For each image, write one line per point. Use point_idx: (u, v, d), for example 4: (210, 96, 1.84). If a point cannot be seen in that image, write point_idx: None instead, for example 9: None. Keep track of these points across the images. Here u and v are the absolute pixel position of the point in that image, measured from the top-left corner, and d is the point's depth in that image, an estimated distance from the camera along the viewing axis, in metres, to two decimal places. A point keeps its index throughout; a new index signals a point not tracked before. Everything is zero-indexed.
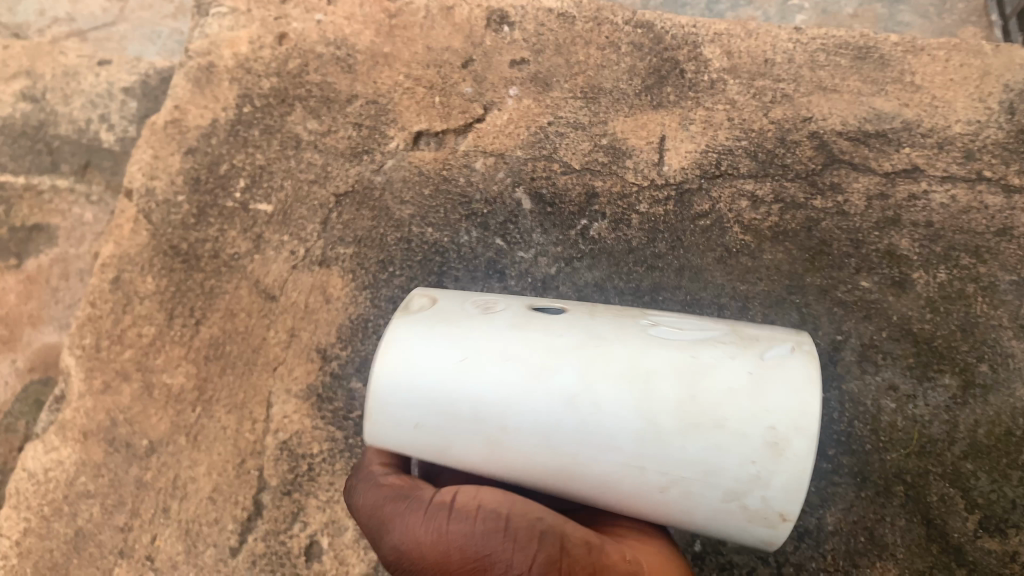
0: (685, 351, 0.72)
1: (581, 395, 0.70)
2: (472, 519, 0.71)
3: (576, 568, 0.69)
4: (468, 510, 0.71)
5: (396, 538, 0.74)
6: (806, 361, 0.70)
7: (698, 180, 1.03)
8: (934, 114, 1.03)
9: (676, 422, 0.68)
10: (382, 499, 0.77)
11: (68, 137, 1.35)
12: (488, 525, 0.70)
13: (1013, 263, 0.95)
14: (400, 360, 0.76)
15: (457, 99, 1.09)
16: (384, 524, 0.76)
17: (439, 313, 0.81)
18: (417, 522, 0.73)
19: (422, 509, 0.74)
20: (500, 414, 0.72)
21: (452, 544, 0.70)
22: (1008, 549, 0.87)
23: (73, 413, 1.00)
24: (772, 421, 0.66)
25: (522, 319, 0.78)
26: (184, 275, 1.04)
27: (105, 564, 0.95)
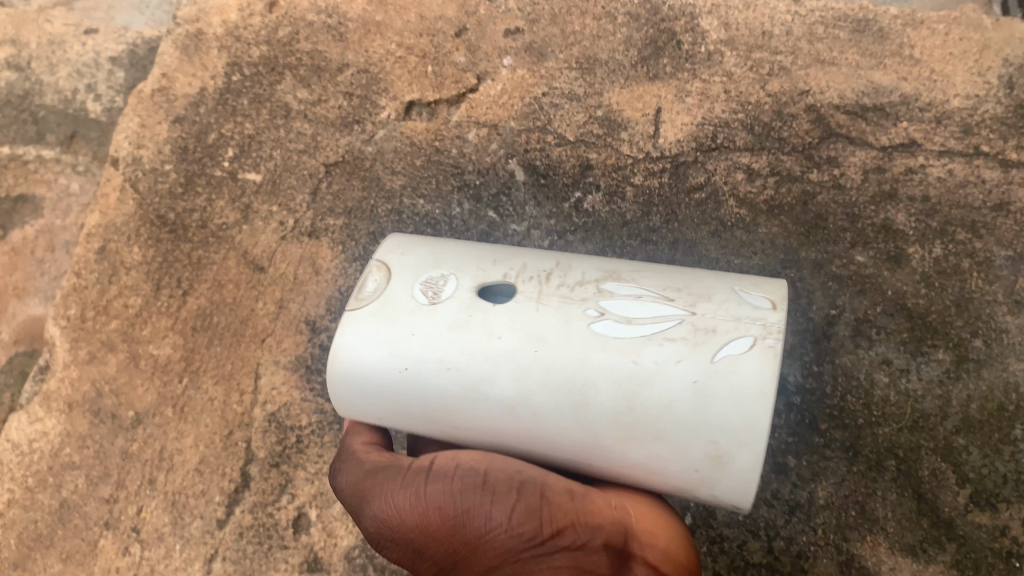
0: (633, 355, 0.71)
1: (524, 407, 0.73)
2: (449, 478, 0.72)
3: (558, 516, 0.69)
4: (446, 470, 0.73)
5: (377, 510, 0.74)
6: (761, 367, 0.67)
7: (694, 152, 1.01)
8: (933, 88, 1.01)
9: (619, 432, 0.71)
10: (361, 475, 0.78)
11: (54, 107, 1.31)
12: (465, 482, 0.71)
13: (1008, 238, 0.94)
14: (351, 363, 0.78)
15: (450, 68, 1.07)
16: (364, 499, 0.76)
17: (387, 307, 0.79)
18: (397, 490, 0.74)
19: (402, 475, 0.75)
20: (453, 416, 0.76)
21: (432, 505, 0.71)
22: (998, 523, 0.87)
23: (58, 384, 0.99)
24: (715, 438, 0.67)
25: (469, 312, 0.77)
26: (171, 246, 1.03)
27: (90, 535, 0.94)
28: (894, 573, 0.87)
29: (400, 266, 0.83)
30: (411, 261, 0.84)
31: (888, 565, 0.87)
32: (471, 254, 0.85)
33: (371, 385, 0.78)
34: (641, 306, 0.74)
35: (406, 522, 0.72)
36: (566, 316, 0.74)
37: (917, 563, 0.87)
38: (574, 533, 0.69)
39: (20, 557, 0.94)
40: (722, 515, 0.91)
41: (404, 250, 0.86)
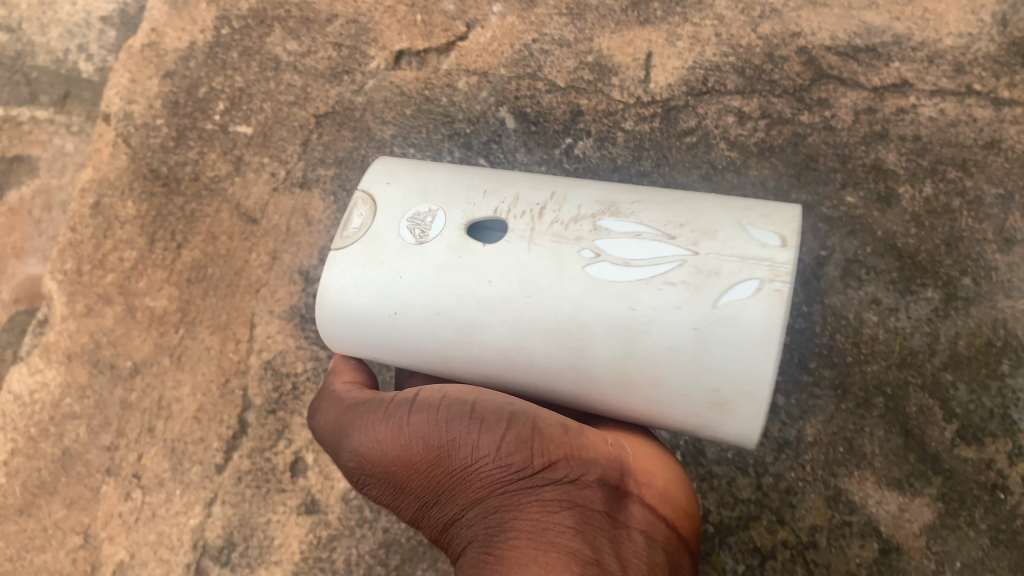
0: (629, 300, 0.68)
1: (518, 352, 0.72)
2: (436, 410, 0.69)
3: (550, 448, 0.65)
4: (431, 402, 0.70)
5: (361, 444, 0.71)
6: (767, 314, 0.64)
7: (684, 97, 1.01)
8: (925, 27, 1.00)
9: (616, 378, 0.70)
10: (342, 412, 0.76)
11: (47, 67, 1.27)
12: (453, 413, 0.68)
13: (999, 176, 0.94)
14: (340, 305, 0.78)
15: (440, 17, 1.07)
16: (348, 433, 0.74)
17: (373, 246, 0.77)
18: (382, 422, 0.71)
19: (385, 409, 0.72)
20: (449, 357, 0.77)
21: (418, 436, 0.68)
22: (984, 457, 0.87)
23: (57, 336, 1.01)
24: (714, 385, 0.66)
25: (457, 253, 0.74)
26: (165, 199, 1.04)
27: (93, 482, 0.96)
28: (880, 506, 0.88)
29: (386, 199, 0.81)
30: (398, 193, 0.81)
31: (875, 499, 0.88)
32: (461, 181, 0.81)
33: (365, 330, 0.78)
34: (640, 244, 0.71)
35: (390, 454, 0.70)
36: (559, 259, 0.72)
37: (903, 496, 0.88)
38: (566, 467, 0.65)
39: (25, 503, 0.97)
40: (712, 453, 0.93)
41: (391, 177, 0.83)
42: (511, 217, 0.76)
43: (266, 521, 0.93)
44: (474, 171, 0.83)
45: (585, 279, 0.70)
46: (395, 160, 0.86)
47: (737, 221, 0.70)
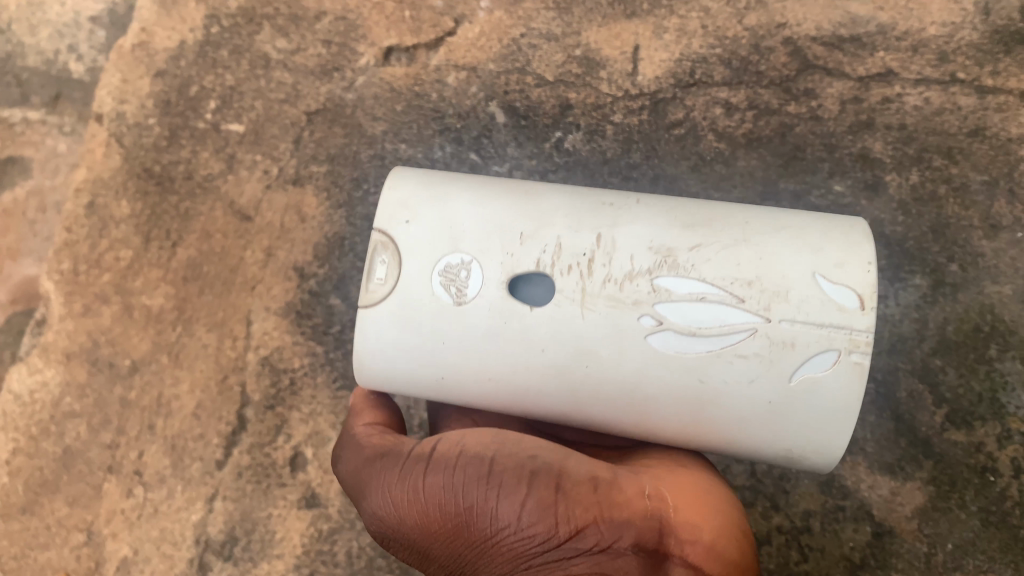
0: (697, 374, 0.70)
1: (579, 413, 0.75)
2: (452, 470, 0.70)
3: (577, 512, 0.66)
4: (447, 462, 0.71)
5: (378, 500, 0.73)
6: (841, 390, 0.68)
7: (672, 89, 1.02)
8: (909, 17, 1.00)
9: (679, 434, 0.74)
10: (361, 462, 0.78)
11: (37, 69, 1.25)
12: (470, 472, 0.69)
13: (984, 163, 0.95)
14: (382, 367, 0.78)
15: (428, 13, 1.07)
16: (367, 488, 0.75)
17: (408, 308, 0.75)
18: (399, 480, 0.73)
19: (400, 467, 0.74)
20: (501, 408, 0.79)
21: (435, 498, 0.70)
22: (974, 440, 0.90)
23: (55, 336, 1.01)
24: (785, 448, 0.72)
25: (505, 319, 0.73)
26: (159, 198, 1.04)
27: (95, 480, 0.97)
28: (873, 490, 0.91)
29: (411, 245, 0.76)
30: (425, 238, 0.76)
31: (867, 483, 0.91)
32: (489, 214, 0.76)
33: (413, 383, 0.79)
34: (703, 309, 0.70)
35: (408, 515, 0.71)
36: (618, 329, 0.71)
37: (896, 480, 0.91)
38: (595, 531, 0.65)
39: (27, 502, 0.98)
40: None
41: (409, 214, 0.77)
42: (557, 272, 0.73)
43: (268, 515, 0.95)
44: (498, 195, 0.78)
45: (650, 352, 0.71)
46: (403, 181, 0.79)
47: (806, 273, 0.69)
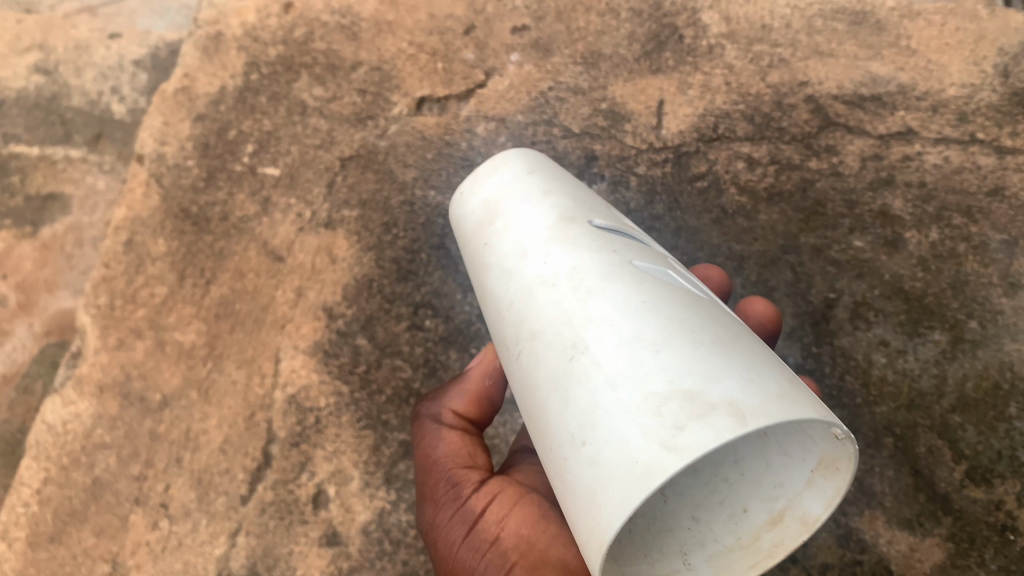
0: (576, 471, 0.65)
1: None
2: (480, 556, 0.74)
3: None
4: (485, 539, 0.74)
5: (428, 521, 0.79)
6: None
7: (695, 143, 1.04)
8: (929, 78, 1.04)
9: None
10: (427, 468, 0.82)
11: (80, 108, 1.29)
12: (491, 569, 0.72)
13: (1003, 222, 0.97)
14: None
15: (460, 65, 1.12)
16: (425, 498, 0.81)
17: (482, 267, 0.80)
18: (445, 522, 0.77)
19: (447, 511, 0.78)
20: None
21: (456, 565, 0.75)
22: (993, 497, 0.88)
23: (89, 368, 1.04)
24: (693, 519, 0.62)
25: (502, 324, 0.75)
26: (194, 237, 1.08)
27: (121, 511, 0.99)
28: (891, 545, 0.89)
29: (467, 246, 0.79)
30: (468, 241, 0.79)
31: (886, 538, 0.89)
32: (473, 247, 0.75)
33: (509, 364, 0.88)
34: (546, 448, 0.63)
35: (438, 554, 0.77)
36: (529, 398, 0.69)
37: (914, 536, 0.89)
38: None
39: (55, 531, 0.99)
40: None
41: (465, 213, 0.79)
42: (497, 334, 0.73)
43: (289, 552, 0.95)
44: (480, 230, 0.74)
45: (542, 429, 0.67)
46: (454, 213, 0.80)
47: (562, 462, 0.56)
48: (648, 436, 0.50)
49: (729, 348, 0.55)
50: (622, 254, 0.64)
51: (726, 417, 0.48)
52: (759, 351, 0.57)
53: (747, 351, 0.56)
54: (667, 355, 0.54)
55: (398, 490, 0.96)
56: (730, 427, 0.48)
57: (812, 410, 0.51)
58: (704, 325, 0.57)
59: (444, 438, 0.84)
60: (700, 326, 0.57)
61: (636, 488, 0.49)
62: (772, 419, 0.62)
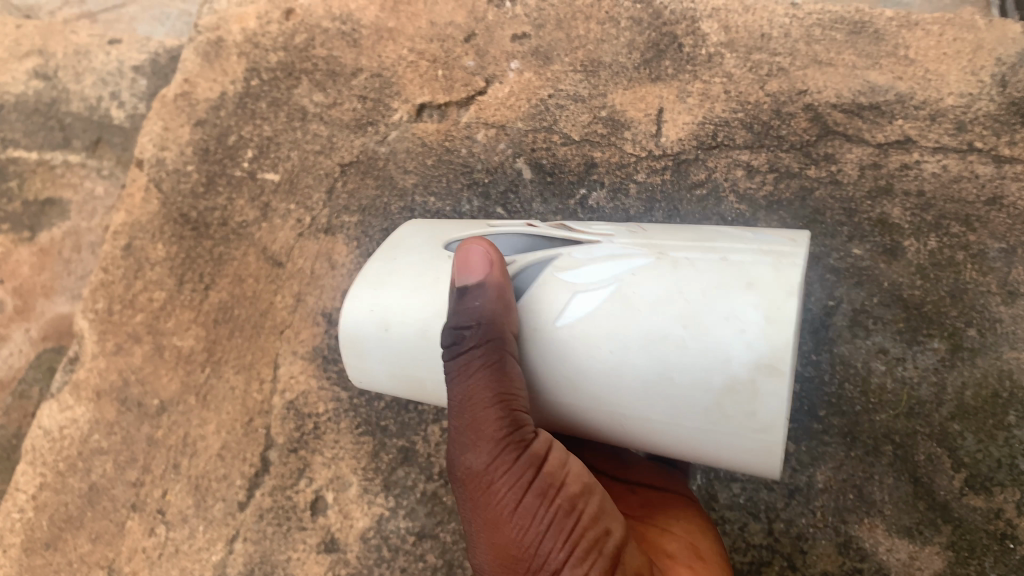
0: None
1: None
2: (546, 502, 0.71)
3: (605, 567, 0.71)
4: (554, 481, 0.72)
5: (479, 465, 0.72)
6: None
7: (695, 151, 1.04)
8: (927, 87, 1.04)
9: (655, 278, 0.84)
10: (488, 396, 0.71)
11: (79, 113, 1.29)
12: (559, 521, 0.71)
13: (1001, 231, 0.97)
14: None
15: (460, 72, 1.12)
16: (475, 429, 0.72)
17: None
18: (505, 470, 0.71)
19: (517, 451, 0.72)
20: None
21: (518, 525, 0.71)
22: (993, 505, 0.89)
23: (87, 374, 1.04)
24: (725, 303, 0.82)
25: None
26: (194, 242, 1.08)
27: (118, 517, 0.99)
28: (891, 553, 0.89)
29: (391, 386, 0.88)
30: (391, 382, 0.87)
31: (886, 547, 0.90)
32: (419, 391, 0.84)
33: None
34: None
35: (489, 502, 0.72)
36: None
37: (914, 544, 0.89)
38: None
39: (51, 537, 0.99)
40: (724, 498, 0.94)
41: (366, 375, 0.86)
42: None
43: (287, 559, 0.95)
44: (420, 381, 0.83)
45: None
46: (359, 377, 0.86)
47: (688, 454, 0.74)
48: (750, 429, 0.66)
49: (695, 320, 0.67)
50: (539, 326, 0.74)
51: (766, 379, 0.63)
52: (693, 284, 0.69)
53: (693, 300, 0.68)
54: (682, 374, 0.67)
55: (396, 497, 0.96)
56: (777, 381, 0.63)
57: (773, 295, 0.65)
58: (659, 318, 0.68)
59: (504, 378, 0.72)
60: (659, 328, 0.68)
61: (771, 456, 0.67)
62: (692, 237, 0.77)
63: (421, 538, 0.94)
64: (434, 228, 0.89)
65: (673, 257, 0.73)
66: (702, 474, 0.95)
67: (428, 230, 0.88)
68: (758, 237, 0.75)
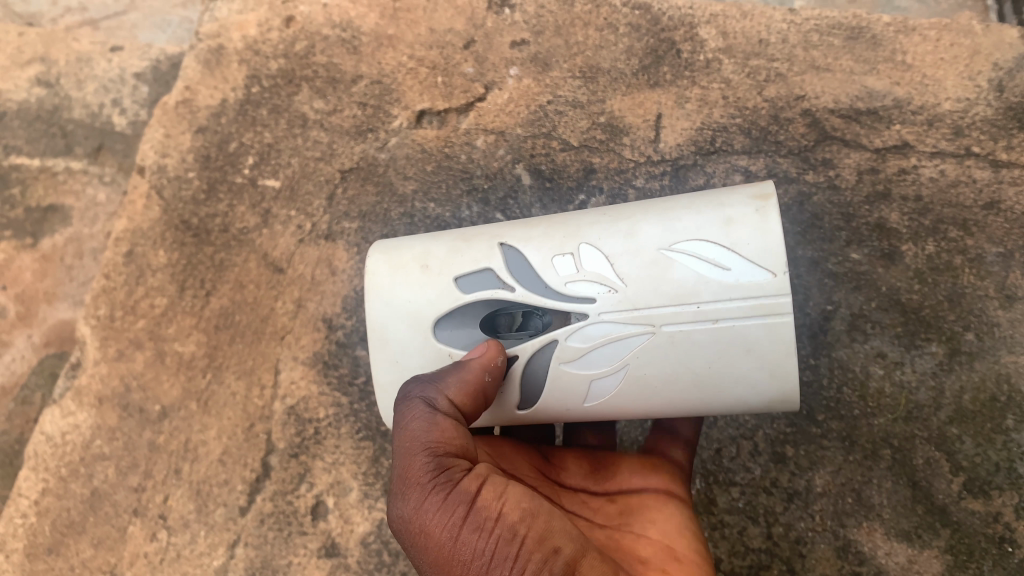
0: None
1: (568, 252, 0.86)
2: (484, 532, 0.67)
3: None
4: (489, 512, 0.68)
5: (408, 510, 0.70)
6: None
7: (693, 156, 1.05)
8: (924, 92, 1.04)
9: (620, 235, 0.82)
10: (419, 448, 0.71)
11: (81, 120, 1.30)
12: (501, 548, 0.66)
13: (999, 235, 0.97)
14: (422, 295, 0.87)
15: (459, 79, 1.12)
16: (406, 478, 0.71)
17: None
18: (434, 510, 0.69)
19: (445, 489, 0.70)
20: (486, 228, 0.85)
21: (461, 557, 0.67)
22: (991, 509, 0.89)
23: (89, 380, 1.05)
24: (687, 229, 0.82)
25: None
26: (195, 248, 1.08)
27: (119, 523, 0.99)
28: (889, 557, 0.90)
29: None
30: None
31: (884, 550, 0.90)
32: None
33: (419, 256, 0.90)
34: None
35: (428, 545, 0.68)
36: None
37: (912, 548, 0.90)
38: None
39: (53, 543, 0.99)
40: (723, 502, 0.94)
41: None
42: None
43: (288, 563, 0.96)
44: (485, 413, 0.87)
45: None
46: None
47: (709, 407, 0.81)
48: (762, 404, 0.74)
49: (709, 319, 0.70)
50: (574, 372, 0.76)
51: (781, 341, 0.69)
52: (696, 281, 0.70)
53: (703, 299, 0.70)
54: (703, 362, 0.72)
55: None
56: (794, 363, 0.70)
57: (778, 284, 0.68)
58: (678, 323, 0.71)
59: (439, 427, 0.72)
60: (680, 332, 0.72)
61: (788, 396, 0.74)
62: (661, 220, 0.74)
63: None
64: (398, 301, 0.81)
65: (666, 263, 0.72)
66: (701, 478, 0.95)
67: (394, 305, 0.81)
68: (721, 196, 0.73)
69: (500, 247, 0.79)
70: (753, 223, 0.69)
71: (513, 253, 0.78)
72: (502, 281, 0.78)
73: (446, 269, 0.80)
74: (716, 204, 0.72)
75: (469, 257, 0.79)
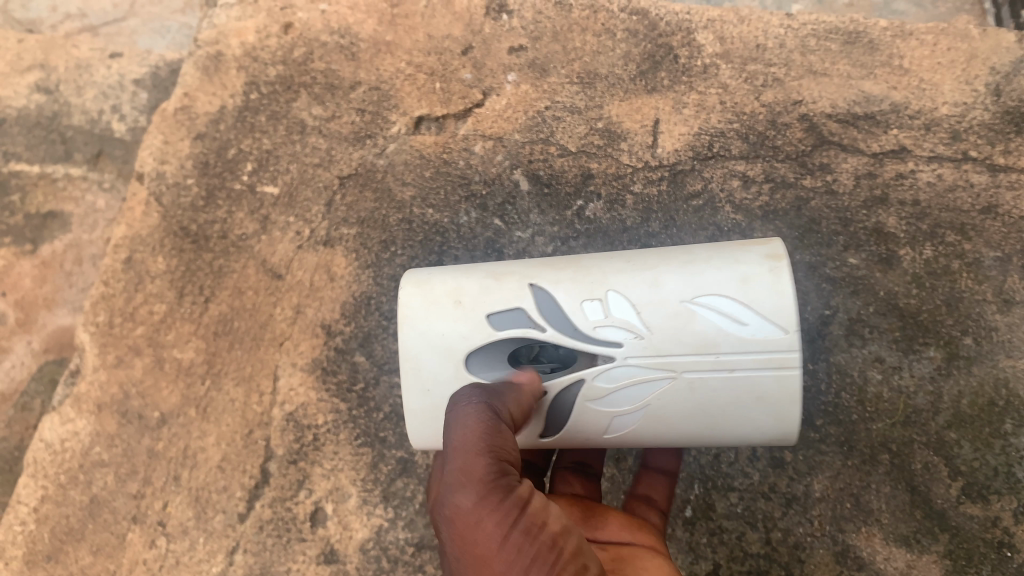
0: None
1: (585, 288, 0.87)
2: (531, 539, 0.67)
3: None
4: (536, 521, 0.68)
5: (462, 504, 0.67)
6: None
7: (691, 161, 1.05)
8: (921, 97, 1.04)
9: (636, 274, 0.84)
10: (483, 446, 0.69)
11: (81, 127, 1.30)
12: (546, 557, 0.66)
13: (996, 239, 0.98)
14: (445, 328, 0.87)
15: (457, 85, 1.12)
16: (465, 472, 0.68)
17: None
18: (489, 508, 0.67)
19: (501, 491, 0.68)
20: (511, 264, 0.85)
21: (506, 558, 0.65)
22: (990, 514, 0.90)
23: (88, 387, 1.05)
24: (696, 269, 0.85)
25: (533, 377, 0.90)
26: (194, 255, 1.09)
27: (119, 530, 0.99)
28: (888, 562, 0.90)
29: None
30: None
31: (883, 555, 0.90)
32: None
33: None
34: None
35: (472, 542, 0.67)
36: None
37: (911, 553, 0.90)
38: None
39: (52, 550, 0.99)
40: (722, 507, 0.94)
41: None
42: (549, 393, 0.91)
43: (287, 570, 0.96)
44: None
45: None
46: None
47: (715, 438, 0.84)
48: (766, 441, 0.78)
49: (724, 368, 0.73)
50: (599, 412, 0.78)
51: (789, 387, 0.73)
52: (715, 332, 0.73)
53: (721, 351, 0.73)
54: (716, 405, 0.75)
55: (395, 507, 0.97)
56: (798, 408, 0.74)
57: (791, 340, 0.72)
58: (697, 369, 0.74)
59: (499, 432, 0.71)
60: (698, 378, 0.74)
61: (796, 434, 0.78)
62: (680, 271, 0.76)
63: (420, 549, 0.96)
64: (431, 333, 0.80)
65: (688, 314, 0.74)
66: (699, 484, 0.95)
67: (428, 337, 0.80)
68: (736, 249, 0.76)
69: (532, 287, 0.79)
70: (770, 282, 0.72)
71: (543, 294, 0.79)
72: (533, 320, 0.79)
73: (480, 305, 0.80)
74: (733, 259, 0.75)
75: (502, 296, 0.80)
